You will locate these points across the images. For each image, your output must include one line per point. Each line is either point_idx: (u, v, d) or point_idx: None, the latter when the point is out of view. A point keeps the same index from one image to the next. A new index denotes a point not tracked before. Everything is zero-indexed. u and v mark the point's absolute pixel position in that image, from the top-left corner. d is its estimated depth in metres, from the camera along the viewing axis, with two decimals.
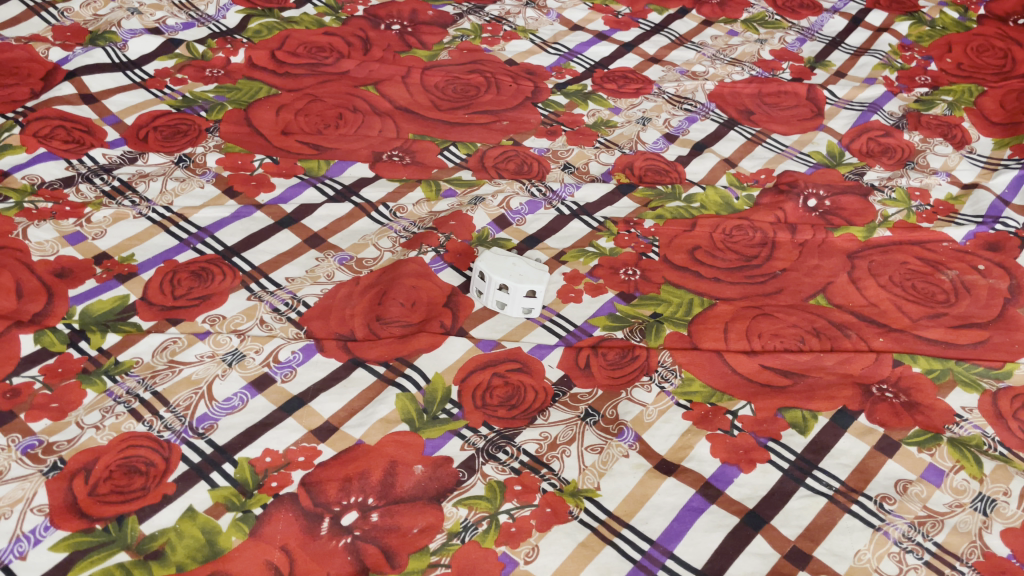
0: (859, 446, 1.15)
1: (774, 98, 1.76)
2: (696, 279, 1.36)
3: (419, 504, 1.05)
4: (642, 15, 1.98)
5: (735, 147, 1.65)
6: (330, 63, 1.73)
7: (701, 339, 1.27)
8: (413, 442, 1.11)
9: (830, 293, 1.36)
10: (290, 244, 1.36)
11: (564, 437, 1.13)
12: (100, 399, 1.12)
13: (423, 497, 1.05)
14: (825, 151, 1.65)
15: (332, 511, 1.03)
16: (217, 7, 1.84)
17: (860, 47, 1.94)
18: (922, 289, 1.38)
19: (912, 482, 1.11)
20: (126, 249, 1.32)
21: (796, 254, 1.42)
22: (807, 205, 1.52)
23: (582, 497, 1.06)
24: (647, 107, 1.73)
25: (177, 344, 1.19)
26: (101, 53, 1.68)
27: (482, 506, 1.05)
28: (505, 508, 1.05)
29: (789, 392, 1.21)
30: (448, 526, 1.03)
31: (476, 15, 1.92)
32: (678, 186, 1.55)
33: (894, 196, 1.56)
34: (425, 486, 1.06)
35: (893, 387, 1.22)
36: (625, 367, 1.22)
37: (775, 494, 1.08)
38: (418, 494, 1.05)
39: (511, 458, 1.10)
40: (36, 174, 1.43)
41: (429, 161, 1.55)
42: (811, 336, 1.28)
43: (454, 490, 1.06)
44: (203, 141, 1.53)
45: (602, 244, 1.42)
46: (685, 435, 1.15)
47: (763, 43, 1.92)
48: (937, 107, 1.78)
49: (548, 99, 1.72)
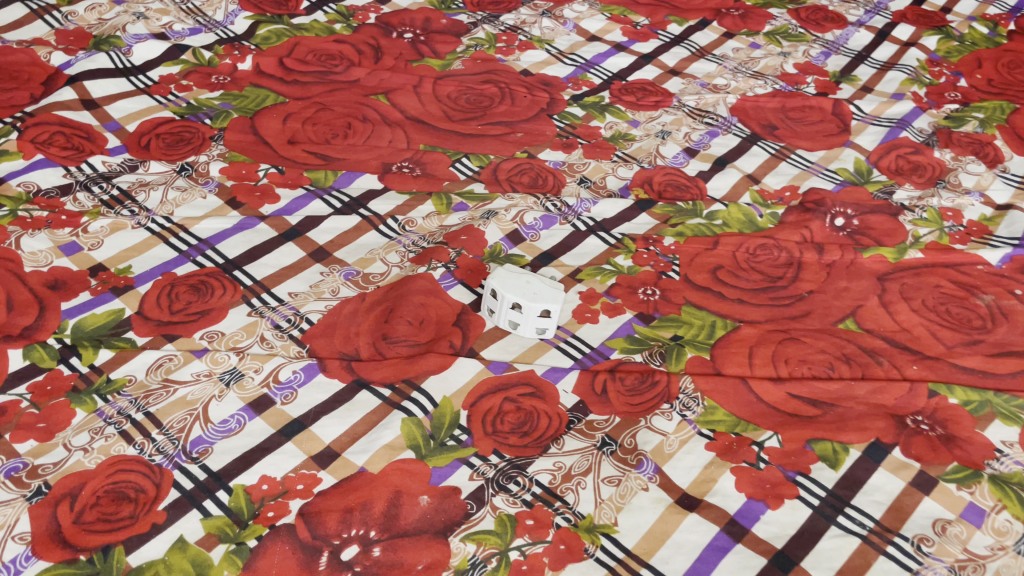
0: (894, 482, 1.08)
1: (799, 113, 1.70)
2: (719, 300, 1.30)
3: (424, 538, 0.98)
4: (662, 26, 1.92)
5: (758, 162, 1.59)
6: (340, 71, 1.68)
7: (725, 365, 1.20)
8: (419, 471, 1.05)
9: (860, 318, 1.29)
10: (294, 258, 1.30)
11: (579, 467, 1.06)
12: (89, 419, 1.06)
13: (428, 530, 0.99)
14: (853, 168, 1.59)
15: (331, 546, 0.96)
16: (225, 13, 1.79)
17: (887, 62, 1.88)
18: (957, 315, 1.31)
19: (951, 522, 1.04)
20: (123, 260, 1.26)
21: (824, 276, 1.35)
22: (834, 224, 1.46)
23: (598, 533, 1.00)
24: (666, 120, 1.67)
25: (172, 362, 1.13)
26: (104, 58, 1.63)
27: (492, 541, 0.98)
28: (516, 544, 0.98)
29: (817, 422, 1.14)
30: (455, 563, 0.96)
31: (491, 25, 1.87)
32: (699, 203, 1.48)
33: (926, 216, 1.49)
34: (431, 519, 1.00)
35: (929, 419, 1.15)
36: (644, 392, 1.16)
37: (805, 534, 1.01)
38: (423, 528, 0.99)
39: (522, 489, 1.04)
40: (32, 181, 1.38)
41: (440, 173, 1.49)
42: (841, 363, 1.21)
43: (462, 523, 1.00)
44: (206, 150, 1.47)
45: (619, 262, 1.36)
46: (708, 467, 1.08)
47: (786, 56, 1.86)
48: (968, 124, 1.72)
49: (564, 111, 1.66)
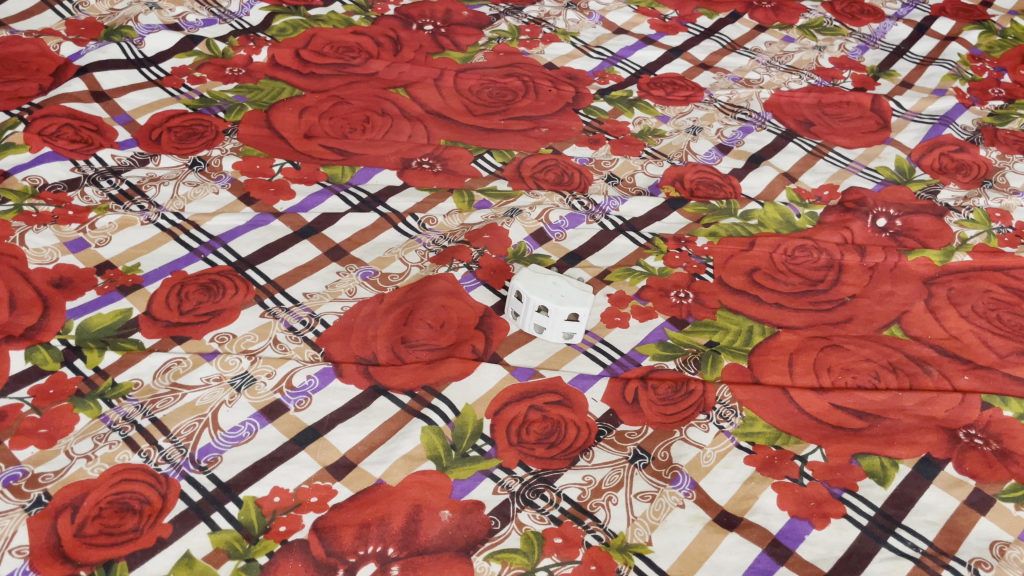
0: (947, 500, 1.01)
1: (836, 109, 1.63)
2: (756, 304, 1.23)
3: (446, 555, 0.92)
4: (691, 19, 1.86)
5: (795, 160, 1.52)
6: (358, 63, 1.62)
7: (764, 373, 1.13)
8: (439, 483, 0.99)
9: (906, 324, 1.22)
10: (309, 256, 1.25)
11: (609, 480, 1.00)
12: (93, 426, 1.01)
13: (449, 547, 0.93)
14: (894, 166, 1.52)
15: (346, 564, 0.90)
16: (240, 4, 1.74)
17: (927, 57, 1.81)
18: (1009, 322, 1.23)
19: (1010, 545, 0.97)
20: (131, 258, 1.21)
21: (867, 279, 1.28)
22: (876, 225, 1.39)
23: (631, 554, 0.93)
24: (697, 116, 1.60)
25: (181, 365, 1.08)
26: (115, 49, 1.58)
27: (517, 561, 0.92)
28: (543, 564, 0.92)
29: (864, 436, 1.07)
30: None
31: (514, 17, 1.81)
32: (733, 201, 1.42)
33: (972, 217, 1.41)
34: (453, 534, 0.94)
35: (982, 433, 1.08)
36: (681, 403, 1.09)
37: (853, 556, 0.94)
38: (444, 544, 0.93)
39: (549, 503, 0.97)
40: (38, 175, 1.33)
41: (462, 169, 1.43)
42: (887, 372, 1.14)
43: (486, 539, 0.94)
44: (219, 143, 1.42)
45: (650, 263, 1.29)
46: (748, 483, 1.01)
47: (821, 50, 1.79)
48: (1013, 121, 1.64)
49: (591, 106, 1.60)
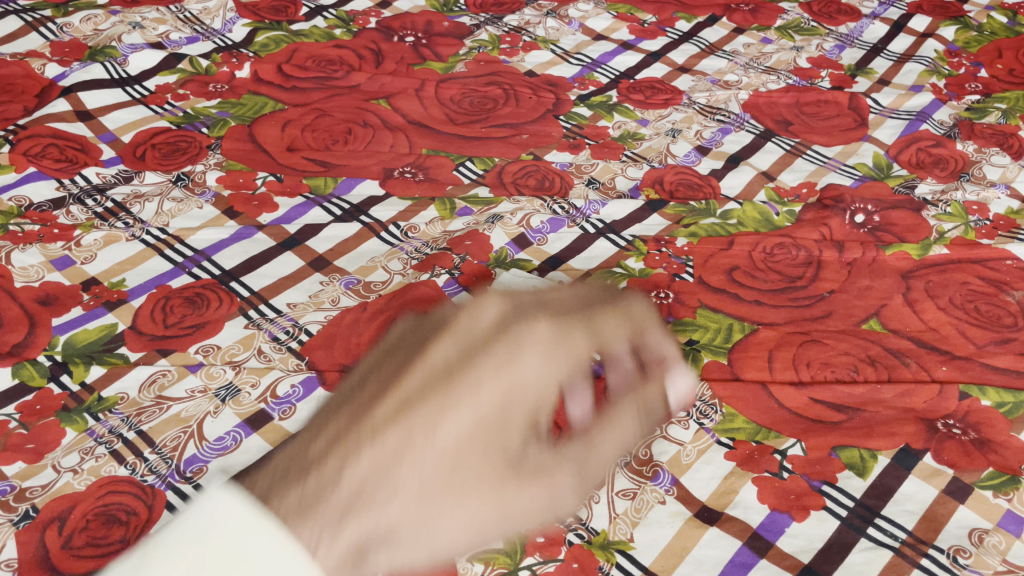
0: (925, 490, 1.02)
1: (814, 108, 1.65)
2: (735, 302, 1.24)
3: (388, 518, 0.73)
4: (670, 23, 1.88)
5: (773, 159, 1.53)
6: (340, 76, 1.64)
7: (744, 369, 1.15)
8: (433, 330, 0.89)
9: (885, 317, 1.23)
10: (293, 267, 1.26)
11: (583, 313, 0.91)
12: (80, 439, 1.02)
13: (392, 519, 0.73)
14: (872, 163, 1.53)
15: (314, 451, 0.77)
16: (223, 21, 1.76)
17: (904, 54, 1.83)
18: (986, 312, 1.25)
19: (989, 532, 0.98)
20: (117, 274, 1.23)
21: (845, 275, 1.29)
22: (854, 221, 1.40)
23: (613, 551, 0.94)
24: (676, 118, 1.62)
25: (166, 377, 1.09)
26: (99, 69, 1.61)
27: (505, 382, 0.81)
28: (535, 399, 0.81)
29: (843, 428, 1.08)
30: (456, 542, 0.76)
31: (494, 26, 1.83)
32: (712, 202, 1.43)
33: (950, 210, 1.43)
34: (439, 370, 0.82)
35: (961, 423, 1.09)
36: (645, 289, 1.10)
37: (833, 547, 0.95)
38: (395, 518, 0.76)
39: (522, 336, 0.84)
40: (24, 195, 1.34)
41: (443, 178, 1.45)
42: (865, 366, 1.15)
43: (469, 375, 0.81)
44: (203, 159, 1.44)
45: (630, 265, 1.30)
46: (728, 478, 1.02)
47: (799, 50, 1.81)
48: (990, 115, 1.66)
49: (571, 111, 1.62)
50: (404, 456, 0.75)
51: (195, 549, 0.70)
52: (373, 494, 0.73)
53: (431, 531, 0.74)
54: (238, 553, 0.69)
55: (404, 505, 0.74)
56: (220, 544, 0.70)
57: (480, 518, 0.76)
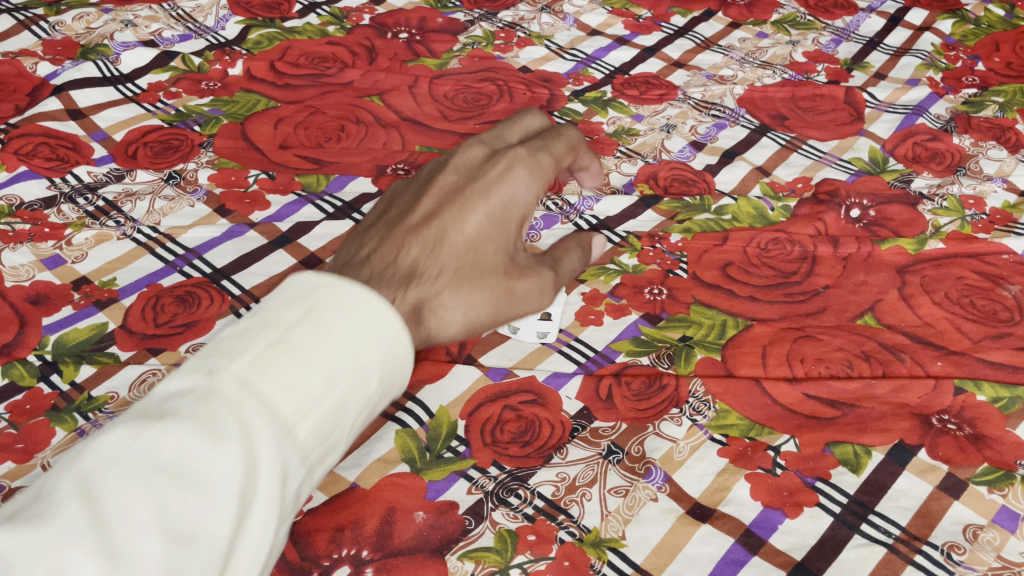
0: (920, 486, 1.01)
1: (810, 102, 1.64)
2: (729, 298, 1.23)
3: (432, 288, 0.99)
4: (665, 18, 1.87)
5: (769, 154, 1.53)
6: (333, 73, 1.63)
7: (737, 366, 1.14)
8: (437, 169, 1.12)
9: (880, 312, 1.22)
10: (284, 265, 1.25)
11: (541, 143, 1.14)
12: (69, 439, 1.01)
13: (440, 285, 0.99)
14: (867, 157, 1.52)
15: (379, 249, 1.01)
16: (216, 19, 1.76)
17: (900, 47, 1.81)
18: (982, 307, 1.24)
19: (983, 528, 0.97)
20: (108, 273, 1.22)
21: (840, 270, 1.28)
22: (850, 216, 1.40)
23: (605, 548, 0.93)
24: (671, 113, 1.61)
25: (156, 376, 1.08)
26: (91, 67, 1.60)
27: (494, 201, 1.05)
28: (518, 210, 1.06)
29: (837, 424, 1.07)
30: (482, 312, 1.03)
31: (489, 22, 1.82)
32: (707, 197, 1.43)
33: (946, 205, 1.42)
34: (449, 190, 1.06)
35: (956, 418, 1.09)
36: (585, 163, 1.31)
37: (826, 544, 0.95)
38: (435, 288, 0.99)
39: (505, 180, 1.07)
40: (15, 194, 1.34)
41: None
42: (860, 361, 1.14)
43: (486, 202, 1.05)
44: (195, 157, 1.43)
45: (624, 262, 1.30)
46: (722, 474, 1.02)
47: (795, 44, 1.80)
48: (987, 108, 1.65)
49: (565, 107, 1.61)
50: (443, 246, 1.02)
51: (280, 320, 0.80)
52: (425, 270, 1.00)
53: (461, 298, 1.01)
54: (355, 310, 0.83)
55: (441, 283, 1.00)
56: (326, 304, 0.83)
57: (494, 297, 1.04)
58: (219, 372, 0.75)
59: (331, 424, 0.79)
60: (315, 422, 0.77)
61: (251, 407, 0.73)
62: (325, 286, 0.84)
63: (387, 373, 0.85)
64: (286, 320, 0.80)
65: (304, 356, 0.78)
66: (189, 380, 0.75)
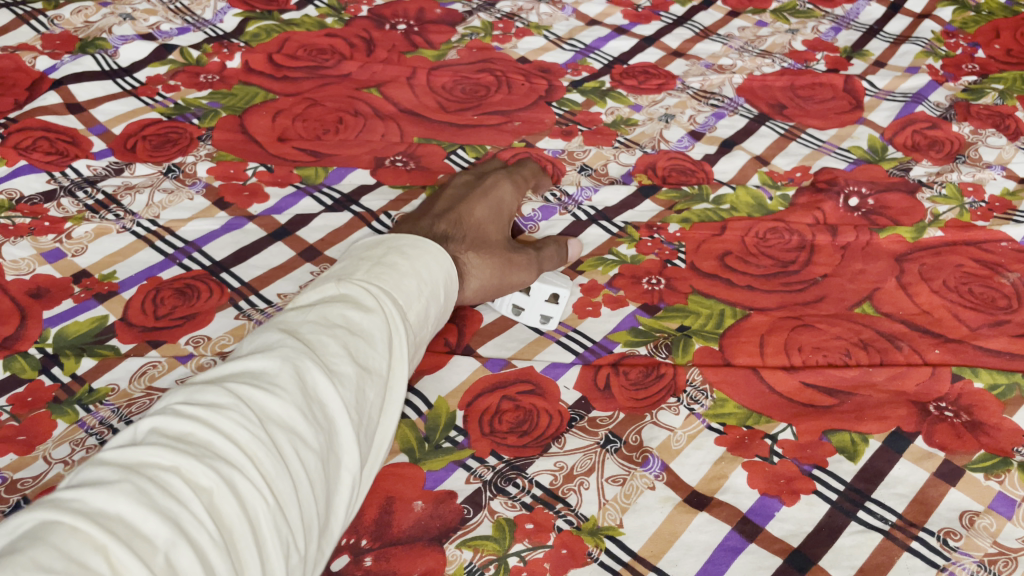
0: (917, 473, 1.02)
1: (808, 91, 1.64)
2: (728, 288, 1.24)
3: (459, 247, 1.11)
4: (664, 8, 1.86)
5: (767, 143, 1.52)
6: (331, 65, 1.63)
7: (735, 355, 1.14)
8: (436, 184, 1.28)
9: (878, 301, 1.22)
10: (283, 258, 1.26)
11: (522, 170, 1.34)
12: (70, 431, 1.02)
13: (467, 246, 1.12)
14: (866, 145, 1.52)
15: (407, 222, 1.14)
16: (214, 12, 1.76)
17: (900, 35, 1.81)
18: (980, 294, 1.24)
19: (980, 514, 0.98)
20: (108, 266, 1.23)
21: (838, 259, 1.28)
22: (848, 205, 1.39)
23: (602, 536, 0.94)
24: (669, 103, 1.61)
25: (157, 368, 1.09)
26: (90, 61, 1.60)
27: (494, 198, 1.22)
28: (511, 209, 1.24)
29: (834, 413, 1.07)
30: (498, 277, 1.13)
31: (487, 12, 1.81)
32: (705, 186, 1.43)
33: (945, 193, 1.42)
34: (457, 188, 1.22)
35: (953, 405, 1.09)
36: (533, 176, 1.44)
37: (823, 531, 0.95)
38: (463, 247, 1.11)
39: (502, 182, 1.25)
40: (15, 188, 1.34)
41: (435, 166, 1.44)
42: (857, 350, 1.15)
43: (494, 195, 1.21)
44: (194, 150, 1.44)
45: (622, 252, 1.30)
46: (719, 463, 1.02)
47: (794, 33, 1.79)
48: (987, 96, 1.64)
49: (563, 98, 1.61)
50: (464, 221, 1.16)
51: (376, 252, 1.00)
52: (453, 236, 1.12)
53: (483, 259, 1.12)
54: (425, 241, 1.04)
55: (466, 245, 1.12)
56: (402, 239, 1.04)
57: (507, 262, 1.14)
58: (347, 278, 0.95)
59: (427, 316, 1.00)
60: (419, 308, 0.98)
61: (382, 292, 0.94)
62: (390, 237, 1.04)
63: (452, 287, 1.06)
64: (380, 250, 1.01)
65: (401, 268, 0.99)
66: (322, 288, 0.93)
